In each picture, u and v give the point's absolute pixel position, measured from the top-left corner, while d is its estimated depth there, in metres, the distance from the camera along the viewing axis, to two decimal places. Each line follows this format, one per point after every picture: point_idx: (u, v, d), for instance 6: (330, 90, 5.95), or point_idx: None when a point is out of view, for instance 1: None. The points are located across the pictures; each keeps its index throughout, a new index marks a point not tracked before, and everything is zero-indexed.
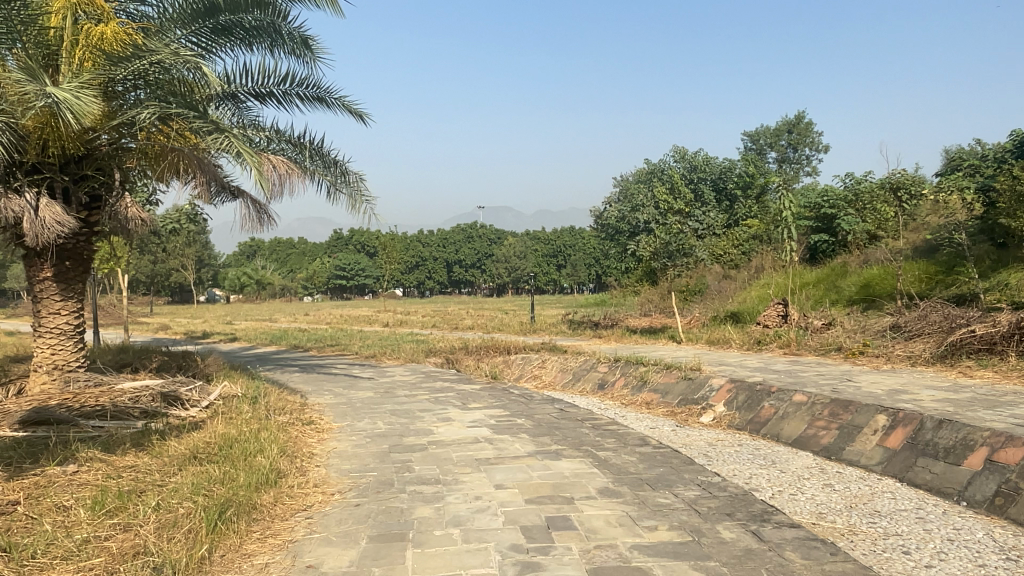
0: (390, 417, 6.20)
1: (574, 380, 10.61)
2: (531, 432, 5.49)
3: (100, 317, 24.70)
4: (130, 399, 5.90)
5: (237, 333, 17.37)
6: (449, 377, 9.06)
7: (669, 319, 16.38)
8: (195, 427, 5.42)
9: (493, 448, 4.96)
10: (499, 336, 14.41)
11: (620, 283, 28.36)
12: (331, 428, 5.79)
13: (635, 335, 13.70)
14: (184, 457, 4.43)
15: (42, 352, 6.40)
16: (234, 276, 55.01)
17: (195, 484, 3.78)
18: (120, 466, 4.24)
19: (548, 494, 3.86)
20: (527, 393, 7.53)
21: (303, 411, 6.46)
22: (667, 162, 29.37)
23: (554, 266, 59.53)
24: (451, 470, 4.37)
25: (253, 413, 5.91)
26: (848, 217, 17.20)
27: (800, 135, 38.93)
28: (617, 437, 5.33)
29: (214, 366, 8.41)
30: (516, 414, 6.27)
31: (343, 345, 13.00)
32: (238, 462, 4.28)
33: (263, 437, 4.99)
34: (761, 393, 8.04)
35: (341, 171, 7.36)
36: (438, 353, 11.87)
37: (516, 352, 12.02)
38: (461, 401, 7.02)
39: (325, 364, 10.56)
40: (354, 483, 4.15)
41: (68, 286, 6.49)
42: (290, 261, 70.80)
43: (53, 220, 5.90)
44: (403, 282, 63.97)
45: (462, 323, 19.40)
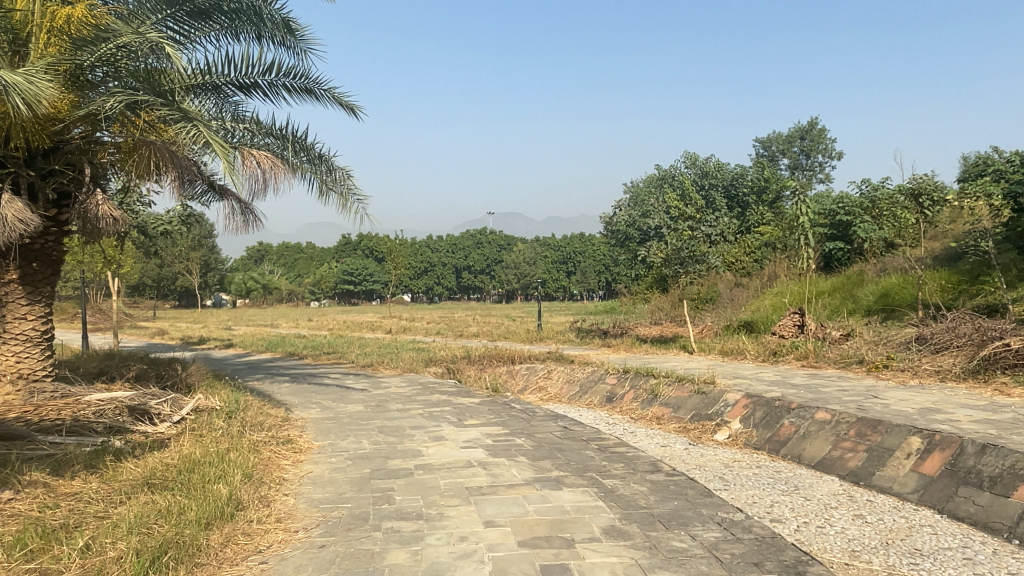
0: (378, 435, 5.68)
1: (580, 393, 10.06)
2: (529, 454, 4.96)
3: (100, 320, 24.42)
4: (95, 413, 5.39)
5: (235, 339, 16.94)
6: (447, 389, 8.54)
7: (681, 329, 15.81)
8: (159, 447, 4.91)
9: (486, 474, 4.44)
10: (503, 345, 13.87)
11: (629, 291, 27.80)
12: (311, 448, 5.28)
13: (646, 345, 13.13)
14: (135, 484, 3.91)
15: (4, 361, 5.86)
16: (241, 280, 54.87)
17: (138, 519, 3.25)
18: (62, 493, 3.69)
19: (545, 535, 3.32)
20: (529, 408, 7.01)
21: (284, 428, 5.94)
22: (678, 168, 28.84)
23: (562, 274, 58.94)
24: (435, 502, 3.85)
25: (226, 431, 5.40)
26: (864, 224, 16.62)
27: (813, 142, 38.35)
28: (625, 462, 4.79)
29: (197, 377, 7.91)
30: (515, 433, 5.74)
31: (341, 354, 12.51)
32: (194, 492, 3.76)
33: (231, 460, 4.47)
34: (780, 409, 7.47)
35: (330, 167, 6.95)
36: (438, 363, 11.36)
37: (520, 362, 11.49)
38: (457, 416, 6.49)
39: (318, 373, 10.05)
40: (323, 519, 3.62)
41: (34, 289, 6.00)
42: (298, 266, 70.69)
43: (15, 217, 5.37)
44: (411, 288, 63.62)
45: (467, 330, 18.92)
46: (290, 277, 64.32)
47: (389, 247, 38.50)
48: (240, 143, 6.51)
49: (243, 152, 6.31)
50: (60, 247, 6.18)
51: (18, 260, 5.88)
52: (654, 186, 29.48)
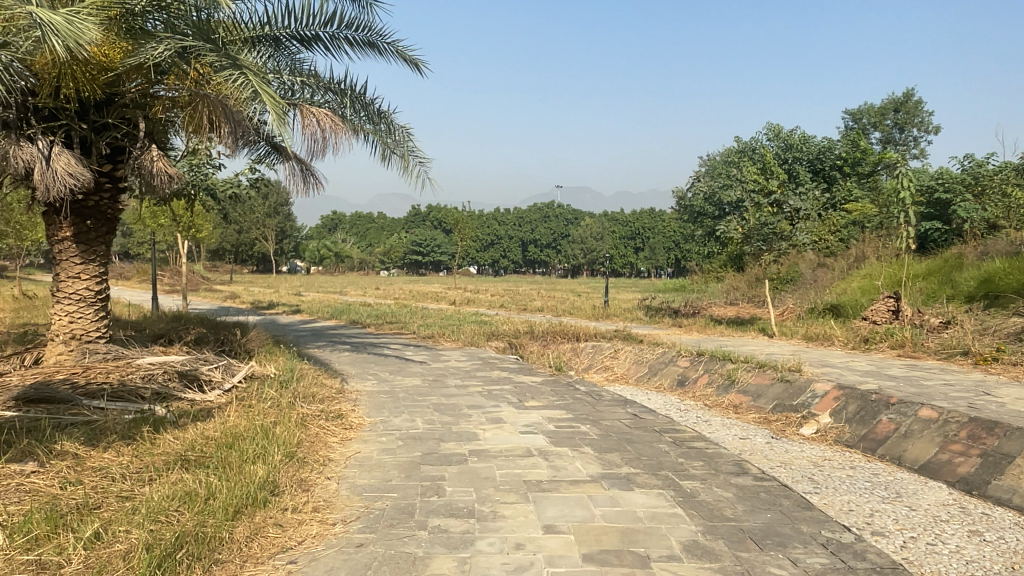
0: (432, 413, 5.28)
1: (650, 375, 9.48)
2: (596, 445, 4.45)
3: (177, 281, 25.10)
4: (143, 376, 5.19)
5: (301, 305, 16.99)
6: (510, 365, 8.10)
7: (759, 310, 14.90)
8: (205, 416, 4.66)
9: (547, 466, 3.96)
10: (569, 321, 13.35)
11: (701, 269, 26.71)
12: (361, 424, 4.92)
13: (720, 326, 12.36)
14: (171, 458, 3.63)
15: (59, 321, 5.78)
16: (314, 248, 55.98)
17: (159, 503, 2.93)
18: (90, 466, 3.46)
19: (614, 549, 2.83)
20: (596, 390, 6.49)
21: (336, 401, 5.62)
22: (759, 141, 27.33)
23: (631, 249, 57.64)
24: (489, 498, 3.39)
25: (275, 403, 5.12)
26: (965, 203, 15.14)
27: (908, 115, 35.89)
28: (705, 460, 4.22)
29: (255, 342, 7.74)
30: (580, 419, 5.23)
31: (403, 323, 12.28)
32: (229, 472, 3.42)
33: (274, 435, 4.13)
34: (877, 404, 6.74)
35: (392, 128, 6.58)
36: (500, 337, 10.94)
37: (586, 339, 10.95)
38: (517, 396, 6.05)
39: (379, 343, 9.78)
40: (364, 511, 3.21)
41: (88, 248, 5.86)
42: (369, 235, 71.79)
43: (65, 171, 5.25)
44: (478, 261, 63.65)
45: (532, 304, 18.50)
46: (360, 245, 65.32)
47: (457, 218, 38.30)
48: (299, 99, 6.17)
49: (302, 109, 5.97)
50: (116, 204, 6.04)
51: (71, 216, 5.75)
52: (732, 159, 28.07)
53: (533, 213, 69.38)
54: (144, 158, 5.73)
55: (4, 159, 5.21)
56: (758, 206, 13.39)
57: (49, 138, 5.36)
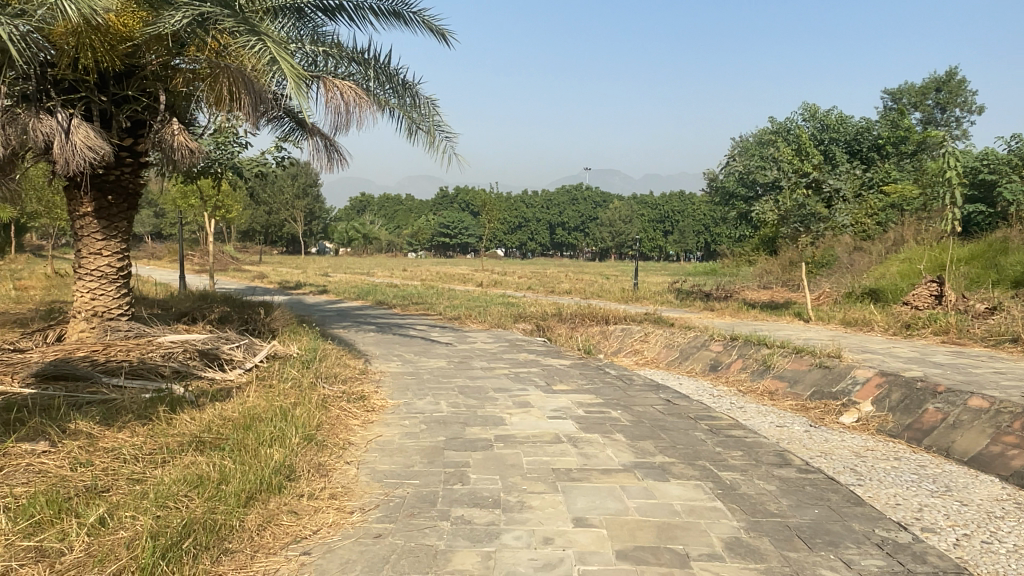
0: (456, 396, 5.10)
1: (681, 359, 9.21)
2: (627, 432, 4.24)
3: (208, 261, 25.30)
4: (163, 354, 5.09)
5: (328, 286, 16.96)
6: (537, 348, 7.90)
7: (794, 294, 14.49)
8: (224, 396, 4.54)
9: (576, 454, 3.75)
10: (597, 303, 13.10)
11: (733, 253, 26.18)
12: (384, 406, 4.76)
13: (754, 310, 12.02)
14: (185, 440, 3.50)
15: (81, 298, 5.72)
16: (343, 229, 56.18)
17: (169, 487, 2.79)
18: (101, 447, 3.35)
19: (650, 545, 2.62)
20: (626, 374, 6.27)
21: (359, 382, 5.47)
22: (795, 121, 26.57)
23: (660, 233, 56.91)
24: (515, 487, 3.20)
25: (297, 383, 4.99)
26: (1012, 184, 14.46)
27: (950, 94, 34.69)
28: (745, 450, 3.98)
29: (279, 322, 7.64)
30: (611, 404, 5.01)
31: (429, 304, 12.14)
32: (245, 455, 3.28)
33: (293, 417, 3.98)
34: (923, 393, 6.42)
35: (418, 101, 6.36)
36: (528, 319, 10.74)
37: (615, 322, 10.70)
38: (545, 380, 5.85)
39: (404, 324, 9.64)
40: (384, 499, 3.03)
41: (110, 224, 5.77)
42: (397, 217, 71.93)
43: (84, 144, 5.14)
44: (505, 243, 63.41)
45: (560, 287, 18.26)
46: (388, 227, 65.45)
47: (484, 200, 38.03)
48: (323, 72, 5.98)
49: (325, 81, 5.78)
50: (138, 180, 5.93)
51: (92, 191, 5.66)
52: (766, 140, 27.36)
53: (561, 195, 68.82)
54: (164, 132, 5.60)
55: (23, 132, 5.12)
56: (795, 186, 12.94)
57: (68, 111, 5.26)
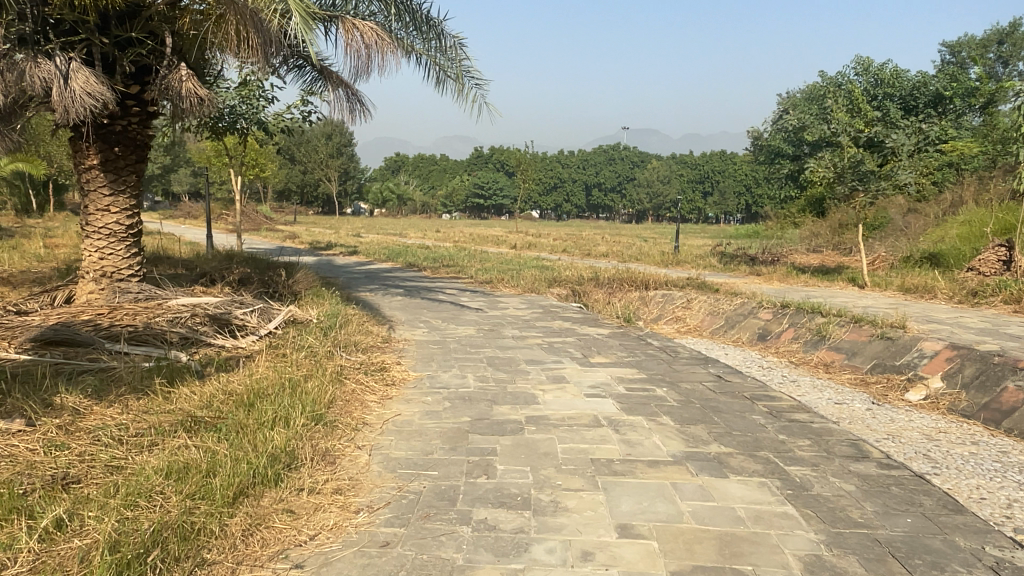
0: (485, 369, 4.67)
1: (726, 327, 8.65)
2: (675, 414, 3.76)
3: (241, 220, 25.19)
4: (170, 319, 4.72)
5: (359, 246, 16.62)
6: (573, 315, 7.42)
7: (846, 258, 13.67)
8: (231, 366, 4.16)
9: (618, 441, 3.29)
10: (637, 268, 12.51)
11: (777, 215, 25.12)
12: (406, 379, 4.35)
13: (804, 276, 11.31)
14: (178, 419, 3.11)
15: (89, 257, 5.39)
16: (378, 189, 55.80)
17: (148, 481, 2.40)
18: (85, 425, 2.98)
19: (712, 566, 2.15)
20: (671, 346, 5.77)
21: (380, 351, 5.06)
22: (846, 75, 25.08)
23: (700, 194, 55.38)
24: (548, 483, 2.75)
25: (312, 351, 4.59)
26: None
27: (1014, 47, 32.53)
28: (813, 439, 3.47)
29: (301, 284, 7.28)
30: (655, 380, 4.53)
31: (461, 267, 11.71)
32: (242, 439, 2.87)
33: (302, 393, 3.56)
34: (1002, 369, 5.69)
35: (444, 43, 5.82)
36: (563, 284, 10.24)
37: (655, 288, 10.13)
38: (582, 351, 5.38)
39: (433, 287, 9.23)
40: (397, 496, 2.60)
41: (117, 177, 5.39)
42: (432, 178, 71.40)
43: (82, 90, 4.72)
44: (540, 205, 62.51)
45: (595, 250, 17.66)
46: (423, 188, 65.00)
47: (519, 160, 37.18)
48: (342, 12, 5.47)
49: (343, 21, 5.27)
50: (147, 130, 5.54)
51: (97, 142, 5.28)
52: (816, 96, 25.97)
53: (597, 156, 67.43)
54: (171, 78, 5.15)
55: (21, 78, 4.73)
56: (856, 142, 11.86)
57: (67, 54, 4.83)
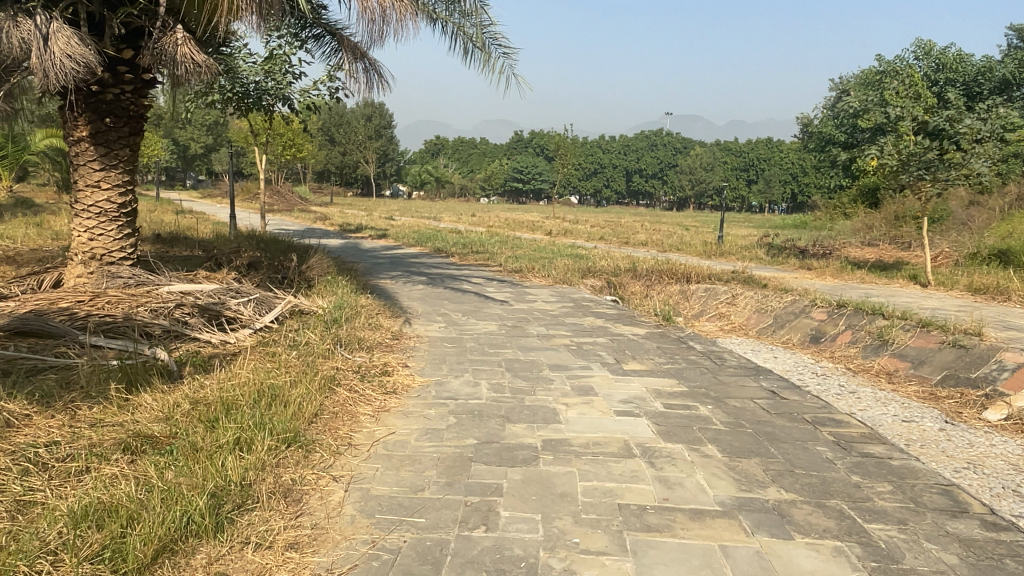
0: (501, 375, 4.08)
1: (774, 327, 7.94)
2: (723, 443, 3.14)
3: (276, 201, 25.04)
4: (153, 309, 4.25)
5: (389, 230, 16.18)
6: (606, 310, 6.79)
7: (904, 253, 12.70)
8: (211, 368, 3.66)
9: (653, 480, 2.68)
10: (677, 258, 11.79)
11: (827, 205, 23.99)
12: (409, 386, 3.79)
13: (860, 271, 10.47)
14: (122, 438, 2.61)
15: (78, 237, 4.96)
16: (416, 172, 55.48)
17: (49, 534, 1.90)
18: (9, 442, 2.50)
19: None
20: (716, 351, 5.10)
21: (386, 351, 4.52)
22: (906, 60, 23.63)
23: (744, 181, 53.77)
24: (563, 541, 2.17)
25: (307, 350, 4.07)
26: None
27: None
28: (895, 484, 2.81)
29: (314, 271, 6.79)
30: (697, 395, 3.89)
31: (490, 254, 11.13)
32: (189, 467, 2.37)
33: (279, 407, 3.04)
34: None
35: (469, 8, 5.23)
36: (597, 275, 9.59)
37: (698, 281, 9.43)
38: (615, 355, 4.77)
39: (458, 275, 8.68)
40: (367, 556, 2.04)
41: (109, 151, 4.93)
42: (471, 161, 70.93)
43: (63, 53, 4.20)
44: (579, 190, 61.64)
45: (635, 237, 16.92)
46: (462, 171, 64.62)
47: (557, 144, 36.29)
48: None
49: None
50: (143, 99, 5.07)
51: (87, 112, 4.82)
52: (873, 81, 24.56)
53: (638, 142, 66.09)
54: (165, 42, 4.65)
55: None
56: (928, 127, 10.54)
57: (49, 13, 4.33)
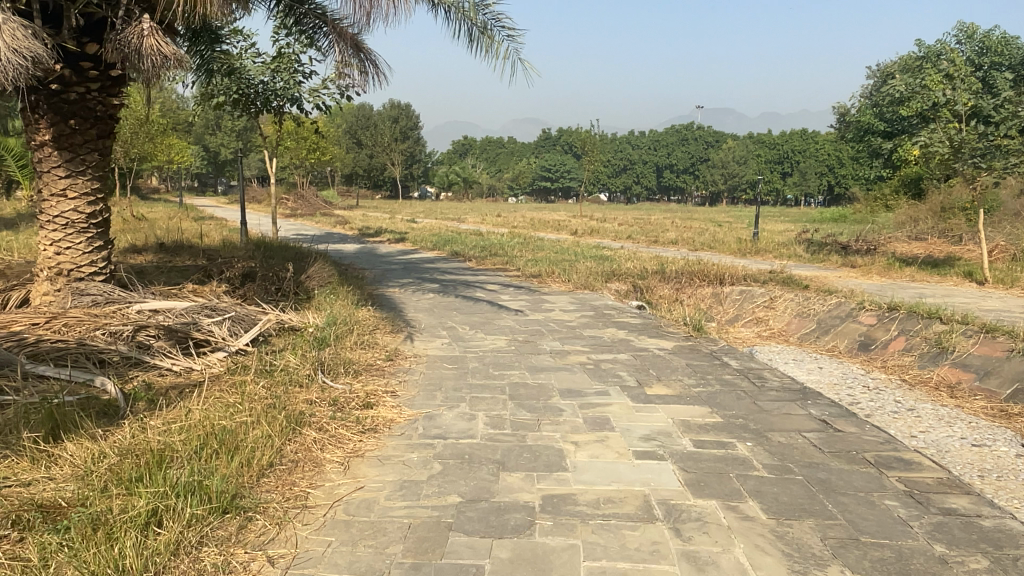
0: (502, 406, 3.51)
1: (817, 333, 7.25)
2: (766, 498, 2.54)
3: (300, 205, 24.84)
4: (113, 332, 3.78)
5: (408, 233, 15.73)
6: (630, 319, 6.19)
7: (956, 247, 11.81)
8: (162, 405, 3.16)
9: (679, 557, 2.10)
10: (710, 258, 11.10)
11: (867, 198, 22.95)
12: (393, 422, 3.24)
13: (908, 269, 9.68)
14: (15, 508, 2.13)
15: (45, 251, 4.53)
16: (444, 173, 55.10)
17: None
18: None
19: None
20: (754, 368, 4.46)
21: (375, 375, 3.98)
22: (949, 43, 22.46)
23: (778, 174, 52.45)
24: None
25: (279, 380, 3.54)
26: None
27: None
28: (992, 558, 2.18)
29: (313, 281, 6.30)
30: (734, 429, 3.29)
31: (509, 256, 10.60)
32: (75, 554, 1.87)
33: (224, 457, 2.54)
34: None
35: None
36: (622, 279, 8.98)
37: (732, 283, 8.75)
38: (639, 376, 4.17)
39: (473, 282, 8.14)
40: None
41: (74, 156, 4.48)
42: (499, 160, 70.54)
43: (9, 45, 3.71)
44: (609, 187, 60.81)
45: (664, 236, 16.23)
46: (490, 171, 64.24)
47: (584, 141, 35.61)
48: None
49: None
50: (112, 99, 4.64)
51: (48, 113, 4.38)
52: (913, 66, 23.43)
53: (668, 137, 64.98)
54: (129, 34, 4.22)
55: None
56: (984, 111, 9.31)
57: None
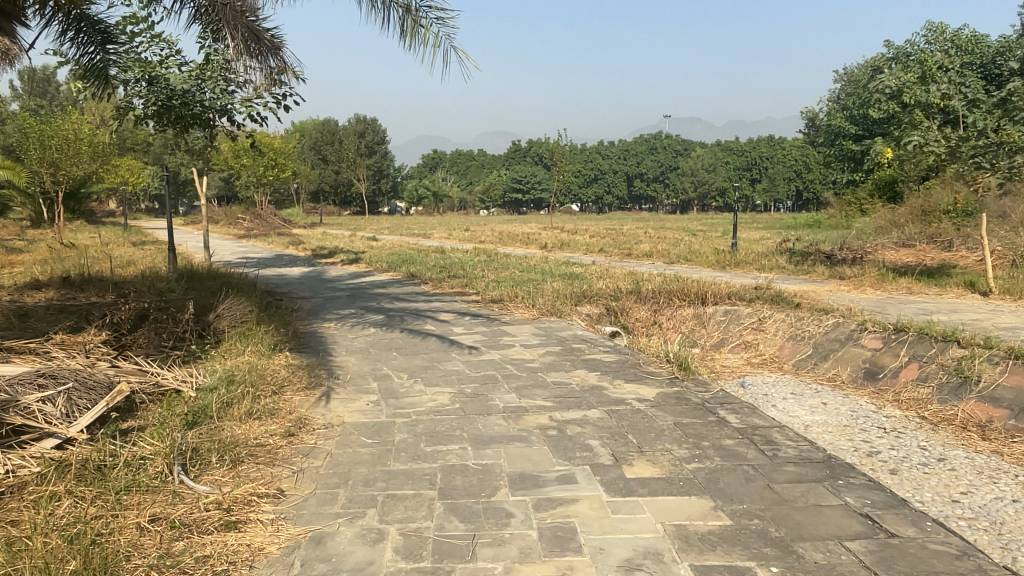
0: (426, 513, 2.51)
1: (815, 359, 6.37)
2: None
3: (257, 225, 23.67)
4: None
5: (365, 252, 14.70)
6: (602, 355, 5.22)
7: (946, 253, 11.12)
8: None
9: None
10: (688, 273, 10.24)
11: (842, 201, 22.46)
12: (258, 555, 2.22)
13: (904, 279, 8.88)
14: None
15: None
16: (412, 188, 54.05)
17: None
18: None
19: None
20: (759, 429, 3.51)
21: (260, 465, 2.95)
22: (918, 43, 22.12)
23: (748, 181, 52.53)
24: None
25: (106, 491, 2.50)
26: None
27: None
28: None
29: (222, 323, 5.23)
30: (750, 541, 2.33)
31: (470, 277, 9.60)
32: None
33: None
34: None
35: None
36: (594, 301, 8.07)
37: (715, 302, 7.86)
38: (616, 447, 3.19)
39: (424, 311, 7.13)
40: None
41: None
42: (469, 173, 69.62)
43: None
44: (580, 197, 60.28)
45: (637, 247, 15.41)
46: (460, 184, 63.38)
47: (552, 151, 34.84)
48: None
49: None
50: None
51: None
52: (881, 68, 23.06)
53: (637, 147, 64.80)
54: None
55: None
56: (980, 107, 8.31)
57: None
